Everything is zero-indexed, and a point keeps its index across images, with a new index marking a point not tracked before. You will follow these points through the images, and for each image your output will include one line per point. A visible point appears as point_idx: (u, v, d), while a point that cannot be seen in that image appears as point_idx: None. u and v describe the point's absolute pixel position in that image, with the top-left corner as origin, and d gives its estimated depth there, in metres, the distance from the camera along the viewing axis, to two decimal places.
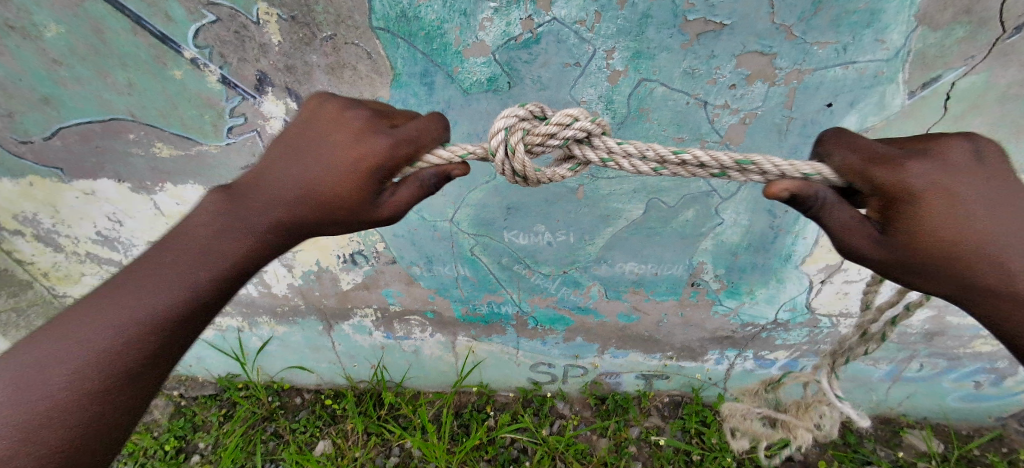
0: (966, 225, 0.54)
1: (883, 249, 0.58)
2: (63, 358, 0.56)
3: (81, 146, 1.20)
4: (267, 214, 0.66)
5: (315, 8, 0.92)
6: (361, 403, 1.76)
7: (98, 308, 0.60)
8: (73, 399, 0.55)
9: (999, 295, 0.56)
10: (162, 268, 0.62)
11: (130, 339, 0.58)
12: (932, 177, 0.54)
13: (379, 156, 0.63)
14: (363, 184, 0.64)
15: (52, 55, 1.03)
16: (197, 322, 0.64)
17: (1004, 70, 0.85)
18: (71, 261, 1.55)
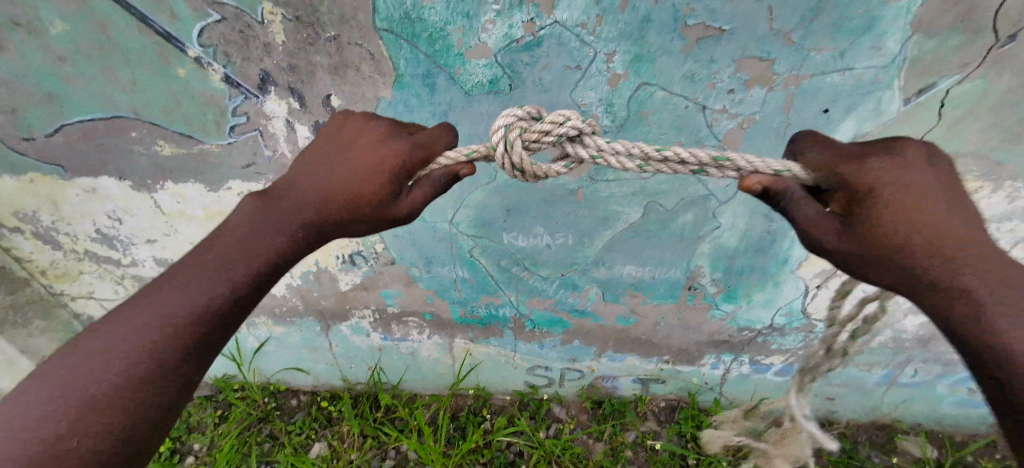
0: (920, 218, 0.58)
1: (844, 238, 0.62)
2: (114, 349, 0.61)
3: (84, 143, 1.21)
4: (295, 218, 0.72)
5: (319, 8, 0.93)
6: (357, 404, 1.75)
7: (144, 304, 0.65)
8: (122, 385, 0.60)
9: (945, 290, 0.59)
10: (199, 268, 0.67)
11: (171, 330, 0.63)
12: (891, 172, 0.60)
13: (398, 157, 0.71)
14: (382, 182, 0.70)
15: (58, 53, 1.04)
16: (230, 319, 0.68)
17: (999, 77, 0.86)
18: (70, 259, 1.54)
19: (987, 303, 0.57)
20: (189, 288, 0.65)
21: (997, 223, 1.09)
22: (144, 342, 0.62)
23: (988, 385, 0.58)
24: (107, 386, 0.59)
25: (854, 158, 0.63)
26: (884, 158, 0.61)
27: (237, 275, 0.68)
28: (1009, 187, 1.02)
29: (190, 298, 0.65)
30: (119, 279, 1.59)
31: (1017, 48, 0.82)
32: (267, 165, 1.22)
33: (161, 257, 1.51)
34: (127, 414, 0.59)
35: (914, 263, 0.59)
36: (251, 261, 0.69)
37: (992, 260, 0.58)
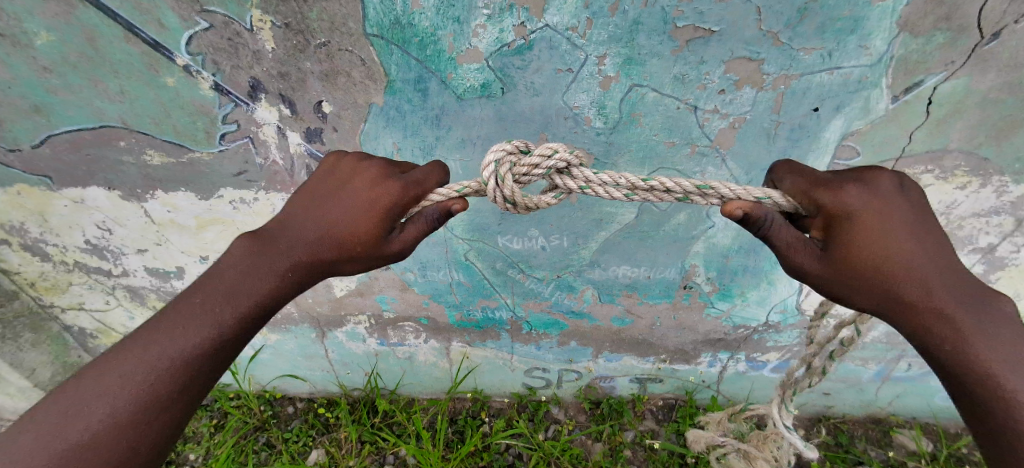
0: (892, 240, 0.62)
1: (822, 261, 0.65)
2: (112, 380, 0.61)
3: (71, 154, 1.19)
4: (298, 248, 0.73)
5: (308, 15, 0.92)
6: (354, 411, 1.74)
7: (142, 337, 0.64)
8: (120, 418, 0.60)
9: (925, 309, 0.63)
10: (202, 298, 0.68)
11: (170, 365, 0.63)
12: (864, 197, 0.63)
13: (394, 195, 0.71)
14: (379, 221, 0.71)
15: (43, 63, 1.03)
16: (232, 347, 0.68)
17: (984, 75, 0.87)
18: (59, 271, 1.52)
19: (959, 321, 0.61)
20: (194, 314, 0.66)
21: (987, 218, 1.11)
22: (148, 367, 0.62)
23: (960, 395, 0.63)
24: (112, 407, 0.60)
25: (830, 183, 0.65)
26: (855, 185, 0.64)
27: (241, 304, 0.68)
28: (996, 182, 1.04)
29: (195, 325, 0.65)
30: (111, 290, 1.57)
31: (1000, 47, 0.83)
32: (259, 172, 1.21)
33: (152, 267, 1.49)
34: (128, 437, 0.60)
35: (890, 282, 0.63)
36: (256, 290, 0.70)
37: (959, 277, 0.63)
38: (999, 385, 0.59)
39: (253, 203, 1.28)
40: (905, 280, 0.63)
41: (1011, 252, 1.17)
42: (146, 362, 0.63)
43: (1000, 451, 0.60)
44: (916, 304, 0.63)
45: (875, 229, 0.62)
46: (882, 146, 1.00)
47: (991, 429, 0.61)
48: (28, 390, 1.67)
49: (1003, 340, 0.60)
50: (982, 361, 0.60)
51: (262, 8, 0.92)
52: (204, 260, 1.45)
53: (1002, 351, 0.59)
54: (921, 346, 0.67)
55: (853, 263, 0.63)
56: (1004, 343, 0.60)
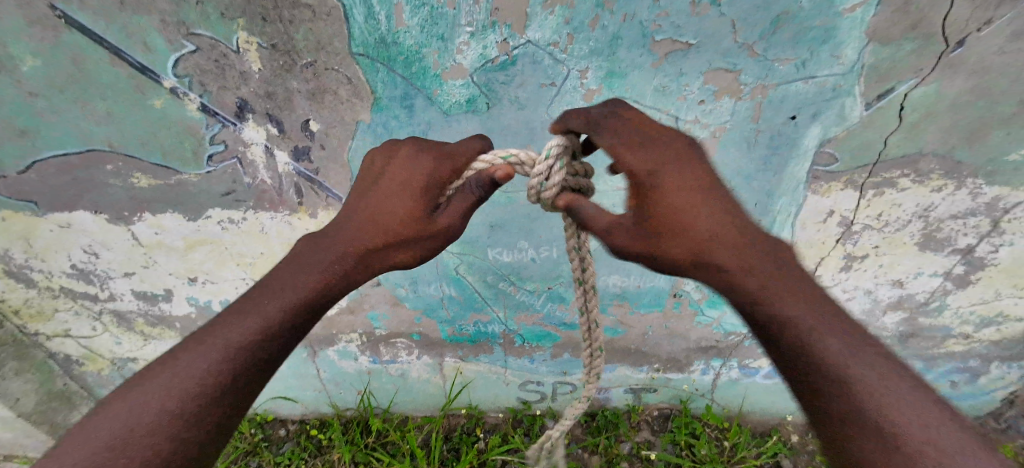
0: (702, 214, 0.59)
1: (643, 242, 0.61)
2: (159, 380, 0.56)
3: (57, 178, 1.19)
4: (342, 241, 0.68)
5: (294, 36, 0.94)
6: (347, 431, 1.70)
7: (194, 340, 0.60)
8: (161, 417, 0.53)
9: (771, 297, 0.55)
10: (252, 296, 0.64)
11: (214, 358, 0.57)
12: (675, 166, 0.60)
13: (432, 171, 0.68)
14: (420, 200, 0.67)
15: (28, 88, 1.03)
16: (278, 348, 0.61)
17: (952, 80, 0.90)
18: (45, 297, 1.50)
19: (784, 292, 0.55)
20: (239, 313, 0.61)
21: (964, 220, 1.12)
22: (191, 369, 0.57)
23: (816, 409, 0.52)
24: (152, 411, 0.53)
25: (642, 147, 0.61)
26: (667, 153, 0.61)
27: (285, 297, 0.63)
28: (971, 184, 1.06)
29: (244, 318, 0.61)
30: (97, 315, 1.55)
31: (966, 53, 0.87)
32: (247, 192, 1.21)
33: (140, 290, 1.47)
34: (163, 443, 0.52)
35: (710, 260, 0.58)
36: (298, 284, 0.64)
37: (781, 258, 0.58)
38: (836, 371, 0.50)
39: (241, 222, 1.27)
40: (725, 257, 0.58)
41: (990, 252, 1.18)
42: (194, 358, 0.57)
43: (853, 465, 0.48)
44: (739, 285, 0.57)
45: (691, 202, 0.59)
46: (860, 151, 1.02)
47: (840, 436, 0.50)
48: (11, 420, 1.63)
49: (833, 323, 0.53)
50: (815, 346, 0.51)
51: (248, 30, 0.93)
52: (193, 282, 1.43)
53: (835, 337, 0.52)
54: (761, 340, 0.58)
55: (668, 241, 0.60)
56: (835, 327, 0.53)
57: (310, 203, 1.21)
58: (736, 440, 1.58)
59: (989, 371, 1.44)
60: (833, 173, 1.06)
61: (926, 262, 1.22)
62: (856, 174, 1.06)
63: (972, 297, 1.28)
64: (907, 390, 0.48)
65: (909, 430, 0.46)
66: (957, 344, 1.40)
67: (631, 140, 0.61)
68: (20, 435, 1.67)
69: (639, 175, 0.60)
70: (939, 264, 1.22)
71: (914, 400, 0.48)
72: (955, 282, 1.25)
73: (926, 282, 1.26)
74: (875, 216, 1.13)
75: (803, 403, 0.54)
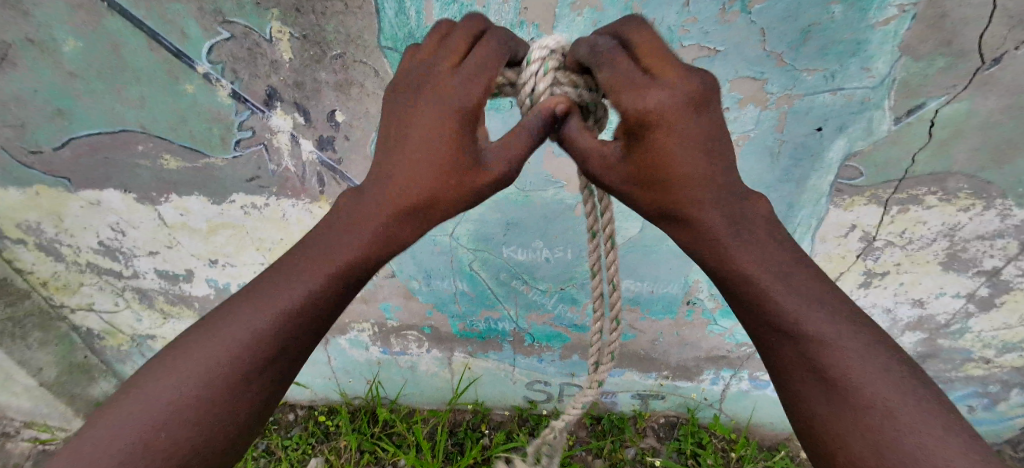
0: (693, 168, 0.52)
1: (621, 187, 0.56)
2: (179, 370, 0.53)
3: (90, 157, 1.23)
4: (347, 237, 0.58)
5: (326, 28, 0.96)
6: (354, 420, 1.72)
7: (210, 328, 0.56)
8: (183, 412, 0.52)
9: (753, 278, 0.52)
10: (265, 285, 0.57)
11: (230, 355, 0.54)
12: (679, 117, 0.51)
13: (470, 108, 0.55)
14: (453, 156, 0.56)
15: (69, 69, 1.07)
16: (285, 360, 0.57)
17: (985, 98, 0.89)
18: (71, 272, 1.55)
19: (772, 274, 0.52)
20: (238, 313, 0.56)
21: (990, 241, 1.10)
22: (194, 374, 0.53)
23: (784, 380, 0.54)
24: (173, 404, 0.52)
25: (644, 87, 0.51)
26: (669, 101, 0.50)
27: (297, 292, 0.56)
28: (1000, 205, 1.04)
29: (255, 315, 0.55)
30: (120, 291, 1.59)
31: (1000, 72, 0.85)
32: (271, 178, 1.24)
33: (163, 270, 1.51)
34: (189, 437, 0.52)
35: (693, 226, 0.54)
36: (298, 289, 0.56)
37: (769, 229, 0.54)
38: (819, 357, 0.50)
39: (264, 208, 1.30)
40: (709, 229, 0.54)
41: (1016, 276, 1.15)
42: (210, 352, 0.54)
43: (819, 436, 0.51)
44: (722, 263, 0.54)
45: (686, 161, 0.52)
46: (885, 166, 1.01)
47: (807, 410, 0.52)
48: (34, 388, 1.68)
49: (820, 302, 0.51)
50: (803, 330, 0.50)
51: (282, 20, 0.96)
52: (213, 264, 1.47)
53: (823, 322, 0.50)
54: (738, 314, 0.57)
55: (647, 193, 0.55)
56: (822, 307, 0.51)
57: (331, 193, 1.23)
58: (742, 452, 1.57)
59: (1008, 398, 1.41)
60: (857, 187, 1.05)
61: (948, 283, 1.19)
62: (879, 189, 1.05)
63: (995, 321, 1.25)
64: (884, 364, 0.49)
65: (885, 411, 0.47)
66: (976, 368, 1.37)
67: (637, 80, 0.51)
68: (41, 403, 1.73)
69: (629, 117, 0.51)
70: (962, 285, 1.19)
71: (891, 377, 0.48)
72: (977, 304, 1.22)
73: (947, 303, 1.23)
74: (898, 232, 1.12)
75: (776, 374, 0.55)
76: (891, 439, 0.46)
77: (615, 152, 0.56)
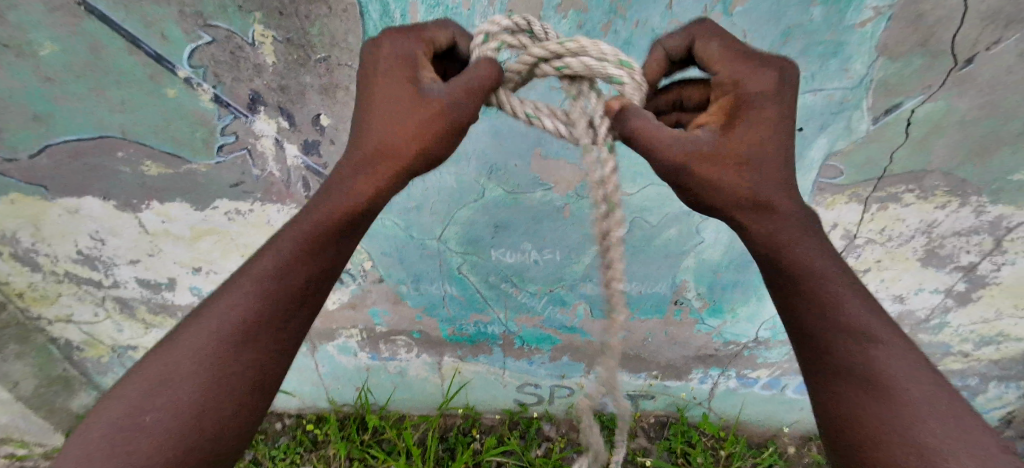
0: (775, 155, 0.55)
1: (702, 171, 0.54)
2: (175, 359, 0.55)
3: (68, 163, 1.20)
4: (309, 214, 0.61)
5: (310, 31, 0.95)
6: (343, 427, 1.70)
7: (203, 317, 0.58)
8: (177, 397, 0.52)
9: (802, 271, 0.56)
10: (251, 270, 0.59)
11: (222, 337, 0.56)
12: (777, 106, 0.54)
13: (412, 55, 0.58)
14: (405, 95, 0.56)
15: (46, 74, 1.05)
16: (268, 345, 0.58)
17: (959, 98, 0.91)
18: (49, 282, 1.51)
19: (823, 269, 0.56)
20: (215, 305, 0.58)
21: (967, 237, 1.13)
22: (177, 370, 0.54)
23: (819, 373, 0.57)
24: (167, 390, 0.53)
25: (749, 70, 0.55)
26: (773, 92, 0.54)
27: (273, 271, 0.59)
28: (975, 202, 1.07)
29: (242, 295, 0.57)
30: (100, 302, 1.55)
31: (974, 72, 0.88)
32: (255, 183, 1.22)
33: (144, 278, 1.48)
34: (184, 420, 0.52)
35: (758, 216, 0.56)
36: (274, 268, 0.59)
37: (819, 232, 0.58)
38: (854, 347, 0.53)
39: (248, 214, 1.28)
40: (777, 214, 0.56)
41: (991, 271, 1.18)
42: (201, 338, 0.56)
43: (842, 425, 0.54)
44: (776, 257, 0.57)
45: (770, 150, 0.55)
46: (865, 165, 1.03)
47: (833, 399, 0.55)
48: (10, 403, 1.63)
49: (862, 300, 0.55)
50: (834, 319, 0.55)
51: (265, 23, 0.95)
52: (197, 271, 1.44)
53: (863, 316, 0.54)
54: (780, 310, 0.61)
55: (734, 175, 0.55)
56: (863, 303, 0.55)
57: None
58: (731, 450, 1.58)
59: (986, 390, 1.44)
60: (838, 186, 1.07)
61: (927, 278, 1.22)
62: (860, 188, 1.07)
63: (973, 315, 1.28)
64: (912, 365, 0.53)
65: (904, 404, 0.50)
66: (956, 362, 1.40)
67: (739, 64, 0.55)
68: (18, 419, 1.68)
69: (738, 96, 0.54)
70: (940, 281, 1.22)
71: (918, 376, 0.52)
72: (955, 299, 1.25)
73: (927, 299, 1.26)
74: (878, 230, 1.14)
75: (811, 369, 0.58)
76: (910, 429, 0.49)
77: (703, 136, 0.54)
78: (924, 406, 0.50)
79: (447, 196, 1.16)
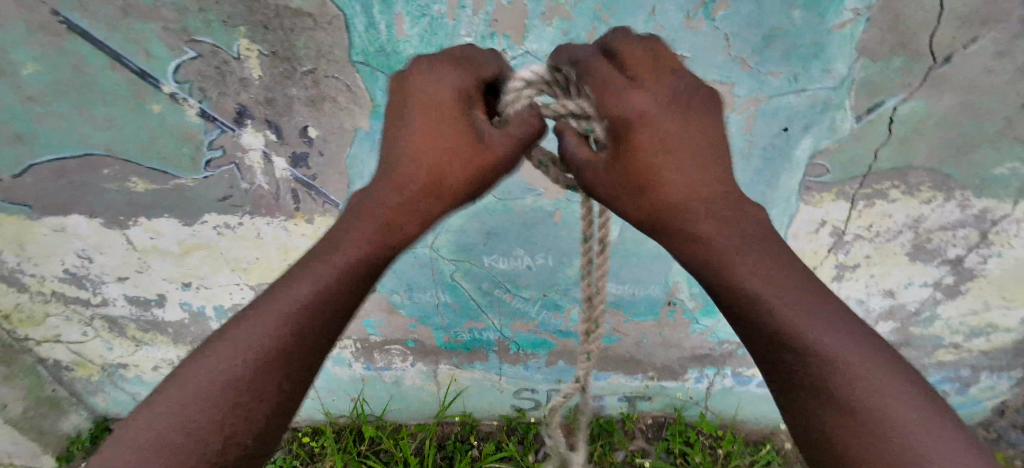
0: (680, 172, 0.55)
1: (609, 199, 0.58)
2: (218, 373, 0.53)
3: (53, 182, 1.19)
4: (353, 234, 0.62)
5: (295, 44, 0.95)
6: (339, 439, 1.68)
7: (243, 330, 0.56)
8: (220, 411, 0.51)
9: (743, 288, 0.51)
10: (293, 283, 0.58)
11: (267, 350, 0.54)
12: (660, 117, 0.55)
13: (465, 91, 0.61)
14: (461, 133, 0.59)
15: (28, 92, 1.04)
16: (300, 363, 0.56)
17: (939, 95, 0.93)
18: (36, 302, 1.48)
19: (769, 281, 0.50)
20: (256, 319, 0.56)
21: (953, 231, 1.14)
22: (205, 388, 0.51)
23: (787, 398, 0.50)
24: (208, 405, 0.51)
25: (618, 92, 0.55)
26: (650, 105, 0.55)
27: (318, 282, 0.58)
28: (959, 197, 1.08)
29: (288, 309, 0.56)
30: (89, 320, 1.53)
31: (953, 69, 0.89)
32: (244, 197, 1.21)
33: (133, 295, 1.46)
34: (234, 432, 0.51)
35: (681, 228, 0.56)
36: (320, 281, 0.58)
37: (766, 234, 0.54)
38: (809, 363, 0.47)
39: (238, 228, 1.27)
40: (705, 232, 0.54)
41: (978, 263, 1.20)
42: (242, 352, 0.54)
43: (823, 452, 0.46)
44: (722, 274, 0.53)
45: (671, 161, 0.55)
46: (851, 163, 1.04)
47: (809, 424, 0.47)
48: None
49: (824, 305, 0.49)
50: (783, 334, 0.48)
51: (250, 37, 0.94)
52: (187, 287, 1.43)
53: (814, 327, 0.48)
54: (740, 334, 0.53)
55: (638, 200, 0.57)
56: (821, 310, 0.49)
57: (307, 209, 1.22)
58: (729, 448, 1.58)
59: (978, 381, 1.45)
60: (825, 184, 1.08)
61: (916, 273, 1.23)
62: (846, 185, 1.08)
63: (962, 307, 1.29)
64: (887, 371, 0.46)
65: (883, 421, 0.43)
66: (947, 354, 1.41)
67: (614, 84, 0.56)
68: (8, 441, 1.65)
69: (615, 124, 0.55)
70: (928, 274, 1.23)
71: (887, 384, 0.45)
72: (944, 292, 1.26)
73: (916, 293, 1.27)
74: (866, 226, 1.15)
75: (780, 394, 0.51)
76: (900, 454, 0.41)
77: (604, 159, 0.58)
78: (910, 417, 0.43)
79: None
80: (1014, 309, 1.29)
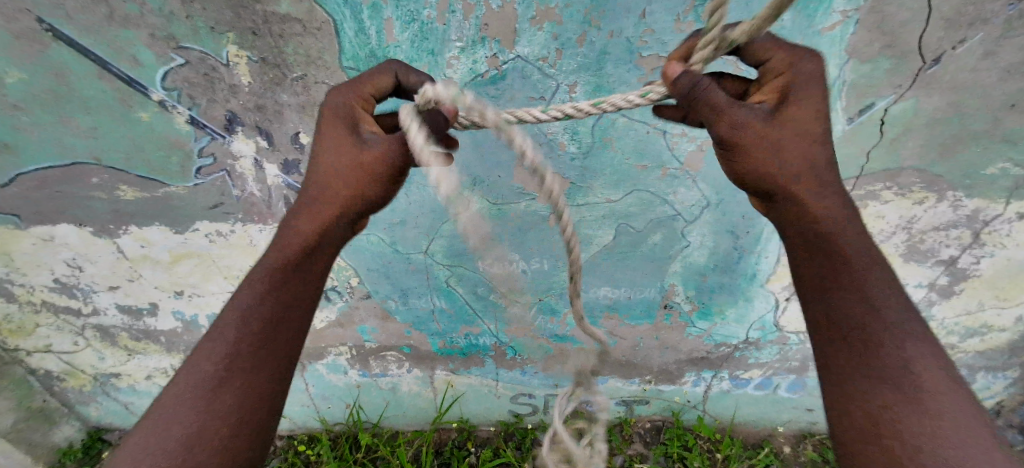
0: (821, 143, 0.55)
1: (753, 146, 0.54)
2: (194, 385, 0.57)
3: (40, 191, 1.18)
4: (282, 239, 0.64)
5: (284, 50, 0.94)
6: (336, 447, 1.66)
7: (212, 342, 0.59)
8: (204, 415, 0.55)
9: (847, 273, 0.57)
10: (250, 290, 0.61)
11: (233, 355, 0.58)
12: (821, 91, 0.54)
13: (346, 108, 0.63)
14: (345, 142, 0.62)
15: (13, 101, 1.03)
16: (272, 358, 0.60)
17: (929, 97, 0.93)
18: (26, 312, 1.47)
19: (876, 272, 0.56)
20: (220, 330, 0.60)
21: (945, 231, 1.14)
22: (192, 393, 0.56)
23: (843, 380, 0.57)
24: (192, 413, 0.55)
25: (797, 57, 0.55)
26: (820, 76, 0.54)
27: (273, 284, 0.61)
28: (951, 197, 1.08)
29: (247, 314, 0.60)
30: (79, 331, 1.52)
31: (942, 71, 0.89)
32: (236, 204, 1.20)
33: (124, 305, 1.44)
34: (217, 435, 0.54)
35: (794, 202, 0.57)
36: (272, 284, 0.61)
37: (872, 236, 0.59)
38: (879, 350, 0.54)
39: (229, 235, 1.26)
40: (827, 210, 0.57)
41: (972, 263, 1.20)
42: (214, 361, 0.58)
43: (860, 428, 0.54)
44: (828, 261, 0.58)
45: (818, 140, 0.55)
46: (842, 165, 1.04)
47: (852, 401, 0.55)
48: None
49: (910, 310, 0.56)
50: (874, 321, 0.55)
51: (238, 44, 0.93)
52: (179, 295, 1.41)
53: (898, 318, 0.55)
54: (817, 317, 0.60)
55: (783, 155, 0.54)
56: (905, 309, 0.56)
57: None
58: (728, 452, 1.58)
59: (975, 381, 1.45)
60: None
61: (910, 274, 1.23)
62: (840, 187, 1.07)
63: (956, 307, 1.30)
64: (940, 372, 0.53)
65: (933, 414, 0.50)
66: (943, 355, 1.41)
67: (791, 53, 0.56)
68: None
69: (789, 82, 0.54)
70: (923, 275, 1.23)
71: (946, 384, 0.52)
72: (938, 292, 1.26)
73: (911, 294, 1.27)
74: None
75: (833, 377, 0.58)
76: (936, 441, 0.49)
77: (752, 112, 0.54)
78: (960, 418, 0.50)
79: (429, 210, 1.16)
80: (1008, 309, 1.29)
